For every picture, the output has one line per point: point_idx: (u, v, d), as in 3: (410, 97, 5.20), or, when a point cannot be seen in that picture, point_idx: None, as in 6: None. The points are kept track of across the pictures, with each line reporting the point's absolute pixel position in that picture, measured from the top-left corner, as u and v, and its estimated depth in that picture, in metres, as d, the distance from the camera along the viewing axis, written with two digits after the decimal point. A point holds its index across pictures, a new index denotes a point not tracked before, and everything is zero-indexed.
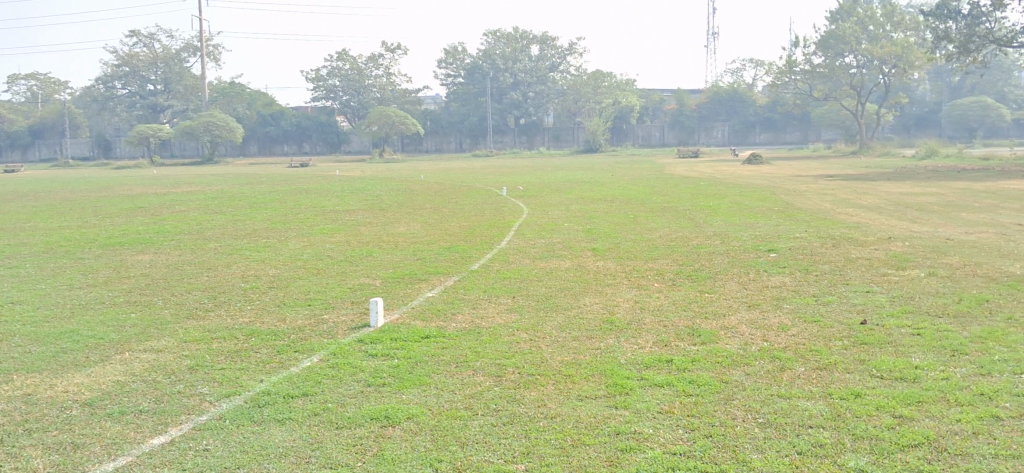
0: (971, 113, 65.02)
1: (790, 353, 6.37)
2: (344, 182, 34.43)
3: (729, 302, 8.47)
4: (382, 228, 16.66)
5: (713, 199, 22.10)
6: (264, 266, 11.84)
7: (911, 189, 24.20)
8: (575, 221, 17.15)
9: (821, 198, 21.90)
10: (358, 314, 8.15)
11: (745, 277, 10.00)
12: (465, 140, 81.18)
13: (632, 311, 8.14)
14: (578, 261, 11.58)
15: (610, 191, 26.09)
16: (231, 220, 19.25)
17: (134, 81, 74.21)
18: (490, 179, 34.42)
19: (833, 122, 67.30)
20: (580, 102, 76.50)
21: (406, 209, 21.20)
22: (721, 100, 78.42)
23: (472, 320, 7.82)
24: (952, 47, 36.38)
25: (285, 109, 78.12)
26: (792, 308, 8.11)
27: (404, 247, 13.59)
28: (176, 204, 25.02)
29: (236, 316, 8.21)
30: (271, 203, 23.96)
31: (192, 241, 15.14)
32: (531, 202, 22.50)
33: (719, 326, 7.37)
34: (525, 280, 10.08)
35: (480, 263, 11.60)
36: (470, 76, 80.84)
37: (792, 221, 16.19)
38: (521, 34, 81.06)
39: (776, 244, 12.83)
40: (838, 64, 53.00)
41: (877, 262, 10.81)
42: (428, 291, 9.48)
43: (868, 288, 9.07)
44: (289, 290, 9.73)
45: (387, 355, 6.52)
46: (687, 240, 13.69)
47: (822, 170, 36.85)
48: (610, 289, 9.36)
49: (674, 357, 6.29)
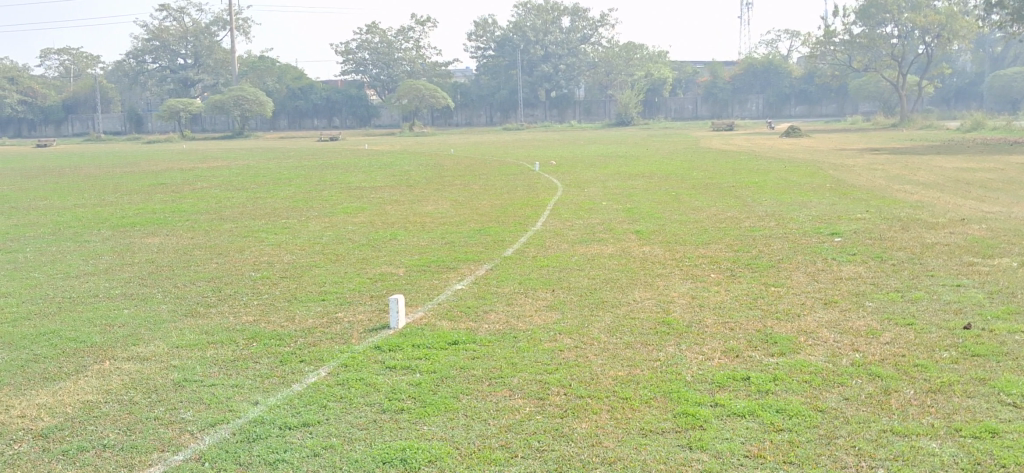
0: (1016, 84, 63.07)
1: (891, 370, 5.31)
2: (372, 156, 33.58)
3: (802, 299, 7.38)
4: (408, 207, 15.66)
5: (759, 175, 20.85)
6: (278, 251, 10.86)
7: (968, 163, 22.82)
8: (613, 200, 16.01)
9: (872, 173, 20.63)
10: (377, 312, 7.16)
11: (815, 266, 8.89)
12: (495, 113, 79.91)
13: (690, 309, 7.10)
14: (622, 247, 10.47)
15: (647, 166, 24.89)
16: (251, 197, 18.40)
17: (164, 55, 73.65)
18: (522, 153, 33.40)
19: (871, 94, 65.37)
20: (611, 74, 75.10)
21: (434, 185, 20.23)
22: (757, 72, 77.09)
23: (508, 320, 6.81)
24: (1005, 12, 34.54)
25: (313, 82, 77.25)
26: (877, 308, 7.00)
27: (431, 229, 12.55)
28: (198, 180, 24.24)
29: (240, 314, 7.26)
30: (295, 179, 23.01)
31: (207, 222, 14.21)
32: (565, 178, 21.42)
33: (797, 330, 6.32)
34: (564, 270, 9.03)
35: (513, 248, 10.55)
36: (500, 49, 79.48)
37: (849, 199, 15.00)
38: (552, 5, 79.51)
39: (838, 226, 11.66)
40: (880, 33, 50.76)
41: (959, 249, 9.64)
42: (456, 283, 8.44)
43: (960, 281, 7.93)
44: (303, 280, 8.76)
45: (407, 367, 5.55)
46: (739, 221, 12.54)
47: (867, 144, 35.45)
48: (662, 281, 8.29)
49: (752, 373, 5.26)
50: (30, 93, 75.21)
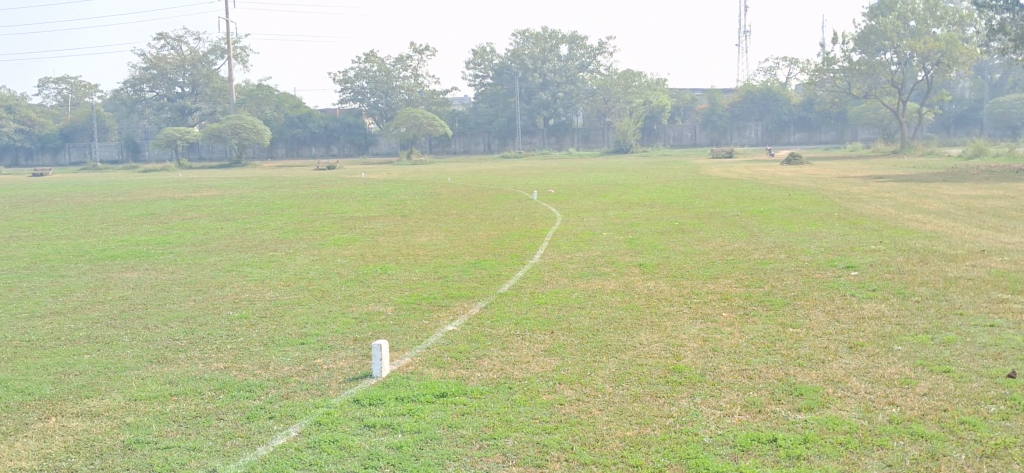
0: (1015, 111, 62.90)
1: (935, 429, 4.71)
2: (369, 184, 33.04)
3: (824, 342, 6.78)
4: (401, 238, 15.10)
5: (763, 203, 20.32)
6: (260, 287, 10.25)
7: (976, 191, 22.35)
8: (615, 230, 15.42)
9: (880, 201, 20.08)
10: (360, 358, 6.55)
11: (833, 303, 8.30)
12: (494, 141, 79.42)
13: (701, 354, 6.48)
14: (625, 282, 9.86)
15: (647, 194, 24.36)
16: (241, 228, 17.80)
17: (162, 83, 73.20)
18: (521, 182, 32.90)
19: (870, 121, 65.28)
20: (609, 101, 74.89)
21: (430, 215, 19.67)
22: (755, 99, 76.70)
23: (502, 366, 6.19)
24: (1007, 38, 33.76)
25: (311, 111, 76.89)
26: (907, 352, 6.40)
27: (424, 263, 11.97)
28: (189, 209, 23.60)
29: (210, 361, 6.63)
30: (288, 209, 22.44)
31: (191, 255, 13.63)
32: (564, 207, 20.89)
33: (822, 380, 5.72)
34: (563, 307, 8.43)
35: (510, 283, 9.94)
36: (499, 77, 78.97)
37: (860, 229, 14.46)
38: (550, 33, 79.09)
39: (852, 259, 11.08)
40: (878, 60, 50.69)
41: (984, 283, 9.05)
42: (448, 323, 7.82)
43: (992, 320, 7.35)
44: (284, 320, 8.14)
45: (388, 425, 4.94)
46: (747, 253, 11.97)
47: (869, 170, 35.00)
48: (669, 321, 7.67)
49: (779, 434, 4.67)
50: (27, 122, 74.90)
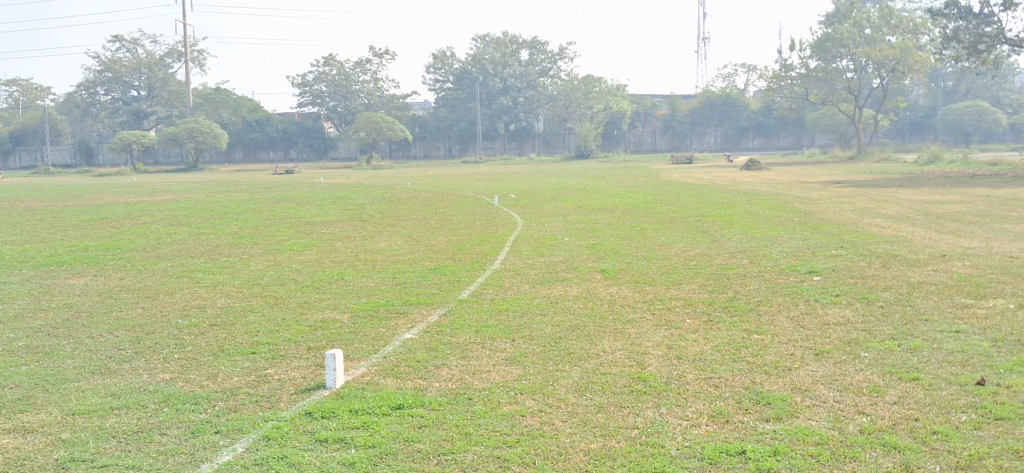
0: (967, 118, 64.05)
1: (907, 439, 4.58)
2: (328, 189, 32.63)
3: (789, 349, 6.65)
4: (359, 244, 14.83)
5: (723, 208, 20.30)
6: (213, 293, 9.93)
7: (934, 196, 22.55)
8: (576, 235, 15.26)
9: (839, 207, 20.16)
10: (313, 368, 6.29)
11: (797, 309, 8.18)
12: (454, 146, 79.09)
13: (666, 362, 6.32)
14: (588, 288, 9.68)
15: (608, 199, 24.28)
16: (195, 233, 17.38)
17: (117, 86, 71.91)
18: (481, 186, 32.67)
19: (827, 127, 66.04)
20: (570, 107, 74.99)
21: (389, 220, 19.40)
22: (714, 105, 77.22)
23: (462, 376, 5.97)
24: (961, 46, 34.13)
25: (269, 115, 76.11)
26: (874, 359, 6.29)
27: (381, 268, 11.72)
28: (142, 214, 23.07)
29: (156, 372, 6.34)
30: (245, 214, 22.00)
31: (142, 260, 13.25)
32: (525, 212, 20.71)
33: (790, 388, 5.56)
34: (524, 314, 8.22)
35: (470, 290, 9.71)
36: (459, 82, 78.47)
37: (821, 234, 14.44)
38: (511, 38, 79.07)
39: (815, 264, 11.00)
40: (835, 67, 51.00)
41: (948, 288, 9.00)
42: (406, 330, 7.59)
43: (958, 326, 7.29)
44: (235, 328, 7.85)
45: (340, 439, 4.70)
46: (710, 258, 11.88)
47: (828, 176, 35.29)
48: (633, 329, 7.49)
49: (748, 445, 4.50)
50: None
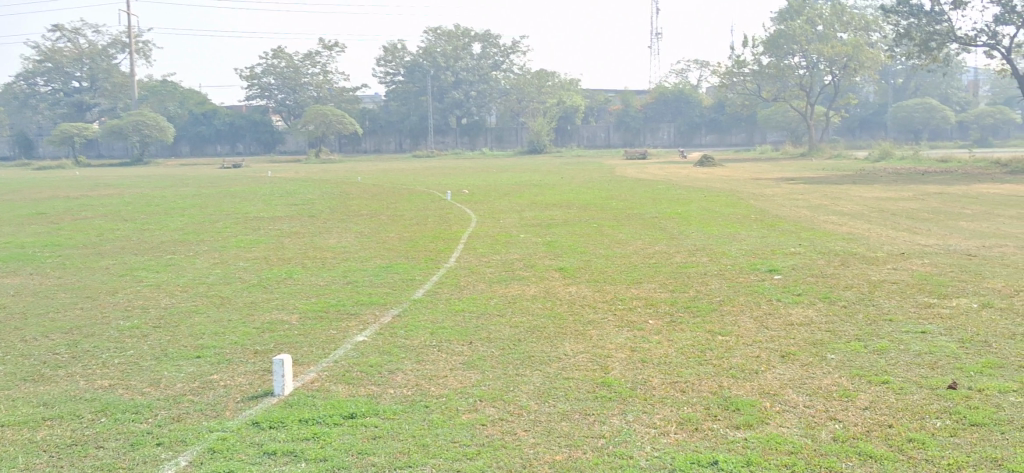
0: (916, 115, 65.00)
1: (882, 447, 4.43)
2: (275, 183, 32.03)
3: (756, 351, 6.48)
4: (309, 240, 14.44)
5: (679, 205, 20.22)
6: (157, 293, 9.54)
7: (886, 193, 22.70)
8: (532, 232, 15.05)
9: (794, 203, 20.20)
10: (261, 373, 5.98)
11: (760, 309, 8.04)
12: (405, 140, 78.64)
13: (629, 366, 6.12)
14: (546, 287, 9.46)
15: (563, 195, 24.15)
16: (138, 229, 16.84)
17: (58, 77, 70.08)
18: (433, 181, 32.29)
19: (778, 123, 66.70)
20: (523, 101, 75.07)
21: (339, 216, 19.00)
22: (667, 101, 77.57)
23: (417, 382, 5.71)
24: (912, 44, 34.51)
25: (217, 107, 75.01)
26: (841, 361, 6.15)
27: (332, 266, 11.38)
28: (82, 209, 22.37)
29: (93, 378, 5.98)
30: (190, 209, 21.40)
31: (82, 258, 12.74)
32: (478, 208, 20.45)
33: (759, 393, 5.38)
34: (482, 315, 7.99)
35: (424, 289, 9.44)
36: (410, 74, 77.47)
37: (777, 230, 14.39)
38: (463, 31, 78.74)
39: (775, 262, 10.90)
40: (786, 64, 51.55)
41: (910, 287, 8.94)
42: (358, 333, 7.30)
43: (923, 326, 7.20)
44: (179, 330, 7.48)
45: (290, 451, 4.42)
46: (669, 256, 11.73)
47: (780, 173, 35.52)
48: (594, 330, 7.28)
49: (719, 455, 4.31)
50: None
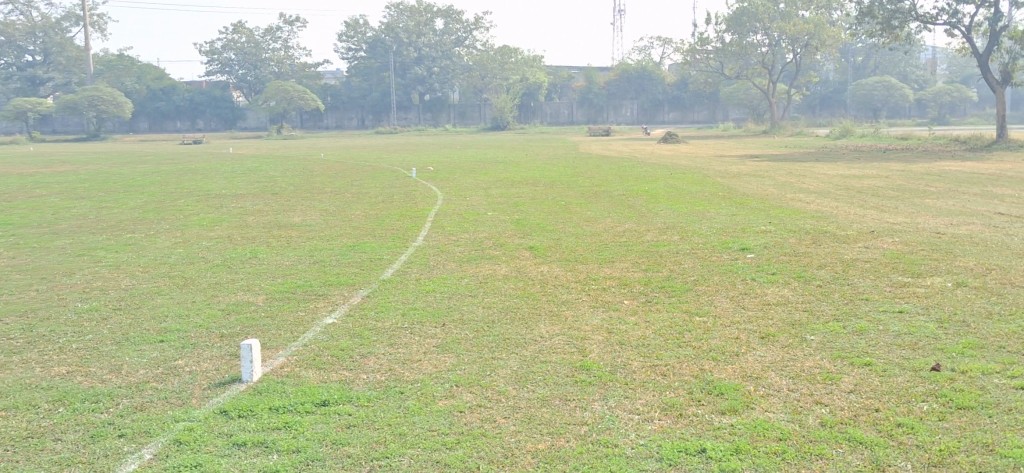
0: (876, 93, 65.43)
1: (872, 433, 4.32)
2: (236, 160, 31.54)
3: (734, 332, 6.38)
4: (273, 218, 14.17)
5: (646, 182, 20.11)
6: (115, 274, 9.24)
7: (851, 171, 22.79)
8: (499, 210, 14.88)
9: (761, 180, 20.20)
10: (227, 358, 5.76)
11: (736, 288, 7.93)
12: (367, 116, 77.99)
13: (608, 349, 5.97)
14: (517, 266, 9.29)
15: (529, 172, 23.98)
16: (96, 207, 16.41)
17: (10, 51, 68.34)
18: (397, 158, 31.97)
19: (741, 101, 66.99)
20: (486, 78, 73.75)
21: (303, 193, 18.70)
22: (631, 78, 77.59)
23: (392, 367, 5.53)
24: (874, 22, 34.68)
25: (175, 82, 73.92)
26: (821, 343, 6.05)
27: (298, 245, 11.14)
28: (39, 187, 21.82)
29: (50, 364, 5.71)
30: (149, 187, 20.94)
31: (36, 237, 12.35)
32: (444, 185, 20.22)
33: (741, 377, 5.27)
34: (455, 295, 7.81)
35: (394, 269, 9.23)
36: (371, 51, 77.52)
37: (746, 209, 14.34)
38: (425, 7, 78.24)
39: (747, 240, 10.83)
40: (747, 42, 51.85)
41: (883, 266, 8.90)
42: (327, 315, 7.09)
43: (900, 306, 7.14)
44: (141, 313, 7.23)
45: (261, 443, 4.22)
46: (639, 234, 11.63)
47: (744, 150, 35.65)
48: (569, 311, 7.13)
49: (708, 443, 4.18)
50: None
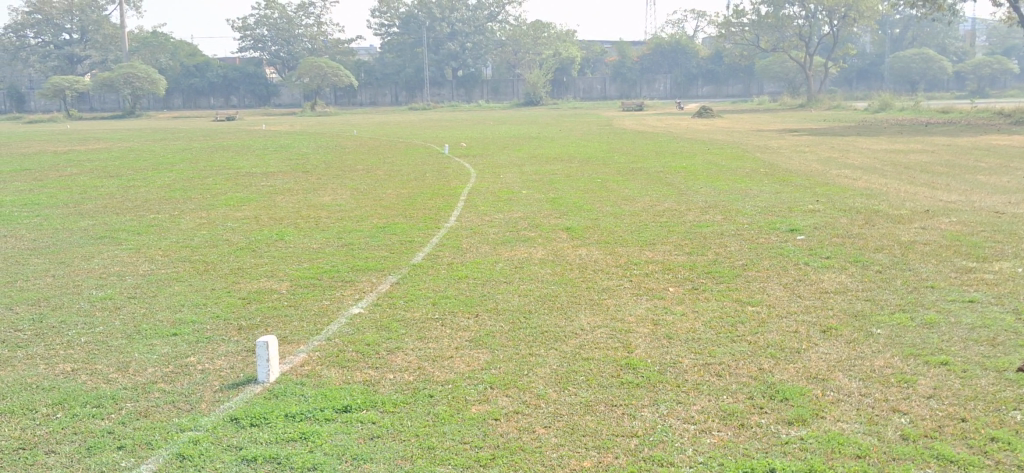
0: (915, 65, 63.94)
1: (961, 449, 3.80)
2: (268, 137, 31.16)
3: (792, 325, 5.87)
4: (302, 197, 13.82)
5: (683, 158, 19.49)
6: (135, 258, 8.85)
7: (895, 145, 22.02)
8: (534, 188, 14.39)
9: (803, 156, 19.47)
10: (243, 355, 5.33)
11: (789, 274, 7.39)
12: (401, 93, 76.85)
13: (654, 344, 5.47)
14: (554, 249, 8.80)
15: (563, 148, 23.46)
16: (124, 186, 16.09)
17: (47, 29, 68.48)
18: (429, 134, 31.47)
19: (776, 74, 65.84)
20: (519, 53, 74.20)
21: (333, 171, 18.31)
22: (665, 51, 76.85)
23: (420, 366, 5.07)
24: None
25: (208, 59, 73.77)
26: (890, 337, 5.52)
27: (326, 226, 10.71)
28: (69, 165, 21.59)
29: (55, 361, 5.32)
30: (179, 164, 20.63)
31: (60, 218, 12.03)
32: (477, 162, 19.73)
33: (806, 379, 4.76)
34: (488, 282, 7.35)
35: (424, 253, 8.76)
36: (405, 26, 76.97)
37: (790, 186, 13.71)
38: None
39: (795, 221, 10.24)
40: (784, 14, 50.77)
41: (945, 249, 8.29)
42: (352, 303, 6.66)
43: (970, 295, 6.55)
44: (156, 302, 6.86)
45: (274, 458, 3.80)
46: (681, 214, 11.07)
47: (782, 124, 34.81)
48: (611, 299, 6.65)
49: (777, 462, 3.70)
50: None
